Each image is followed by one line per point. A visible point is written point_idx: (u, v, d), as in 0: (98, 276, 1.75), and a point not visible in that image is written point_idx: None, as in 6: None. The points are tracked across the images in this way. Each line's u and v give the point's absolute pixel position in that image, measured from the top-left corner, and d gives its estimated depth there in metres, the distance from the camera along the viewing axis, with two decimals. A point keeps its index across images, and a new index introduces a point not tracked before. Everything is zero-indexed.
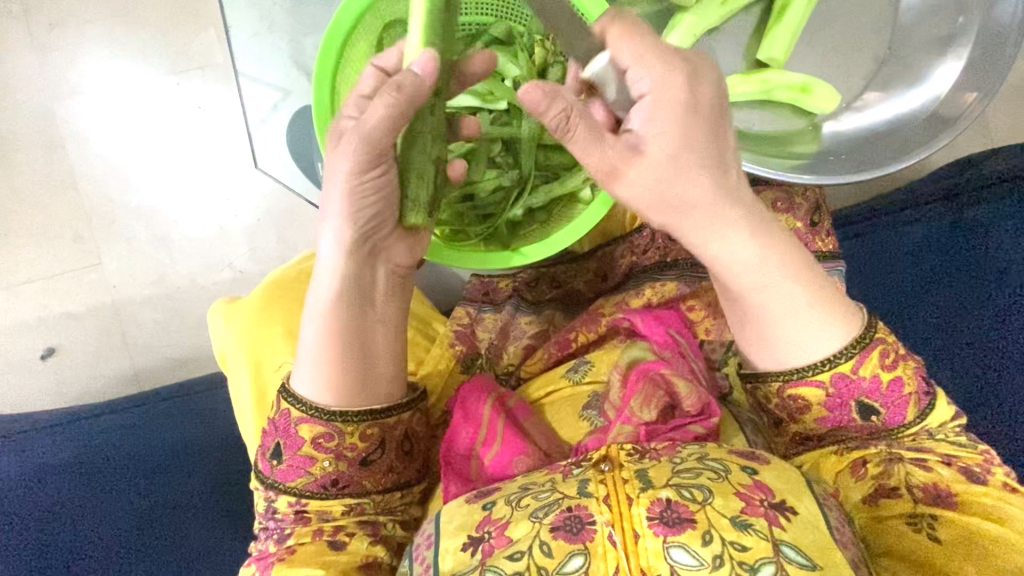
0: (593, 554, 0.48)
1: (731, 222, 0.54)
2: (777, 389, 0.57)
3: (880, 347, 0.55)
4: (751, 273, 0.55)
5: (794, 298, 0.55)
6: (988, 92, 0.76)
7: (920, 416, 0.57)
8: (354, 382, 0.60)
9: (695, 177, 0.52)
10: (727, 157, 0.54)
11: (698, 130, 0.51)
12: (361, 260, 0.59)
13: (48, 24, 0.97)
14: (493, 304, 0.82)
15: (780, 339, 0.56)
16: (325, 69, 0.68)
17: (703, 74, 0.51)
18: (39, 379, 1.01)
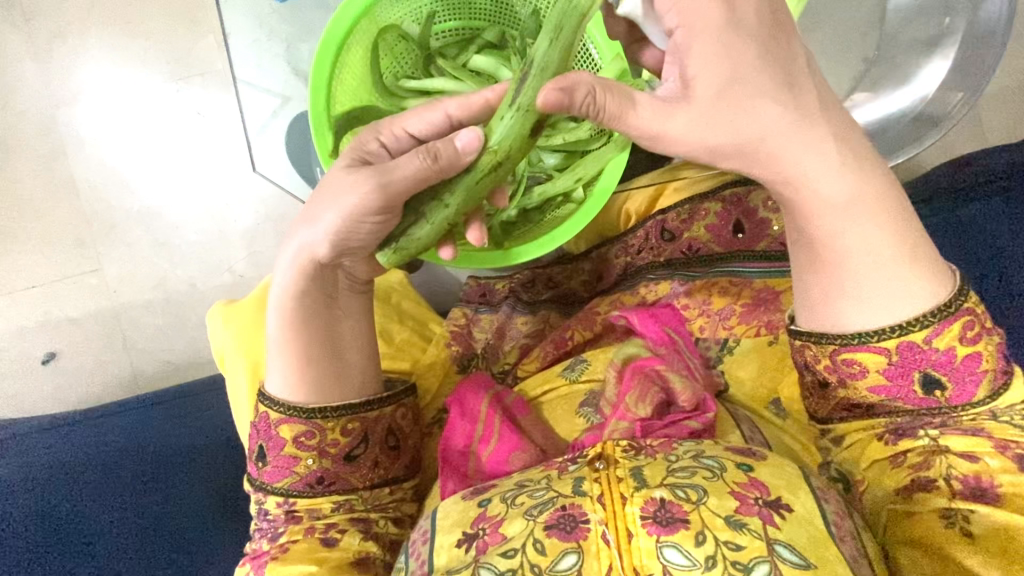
0: (586, 552, 0.49)
1: (806, 152, 0.51)
2: (834, 351, 0.53)
3: (966, 317, 0.50)
4: (837, 212, 0.52)
5: (877, 237, 0.51)
6: (973, 94, 0.78)
7: (990, 396, 0.52)
8: (319, 382, 0.61)
9: (756, 102, 0.50)
10: (799, 80, 0.51)
11: (750, 53, 0.49)
12: (322, 270, 0.60)
13: (50, 34, 0.99)
14: (490, 304, 0.84)
15: (856, 288, 0.52)
16: (321, 74, 0.69)
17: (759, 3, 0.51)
18: (40, 383, 1.02)
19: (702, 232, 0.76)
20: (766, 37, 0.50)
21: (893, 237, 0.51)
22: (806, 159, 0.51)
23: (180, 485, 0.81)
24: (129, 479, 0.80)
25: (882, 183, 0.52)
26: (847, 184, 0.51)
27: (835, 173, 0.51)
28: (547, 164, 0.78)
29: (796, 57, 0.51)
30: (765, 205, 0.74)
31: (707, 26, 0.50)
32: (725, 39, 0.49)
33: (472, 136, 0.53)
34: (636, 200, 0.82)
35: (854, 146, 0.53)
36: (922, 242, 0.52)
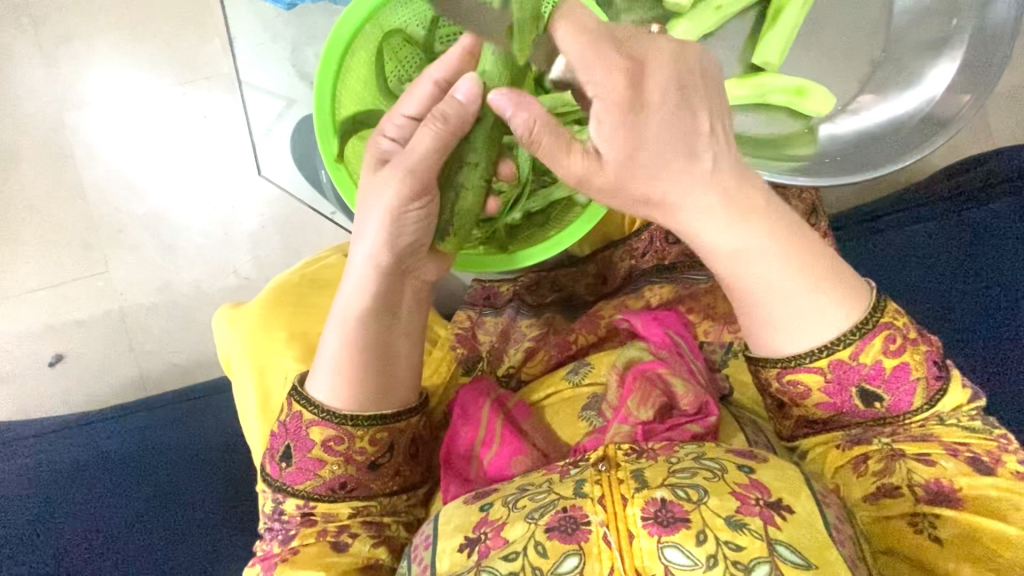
0: (587, 554, 0.49)
1: (706, 209, 0.52)
2: (777, 375, 0.55)
3: (885, 332, 0.52)
4: (737, 259, 0.53)
5: (786, 272, 0.53)
6: (982, 95, 0.77)
7: (928, 403, 0.54)
8: (371, 392, 0.61)
9: (659, 165, 0.50)
10: (699, 144, 0.50)
11: (649, 124, 0.49)
12: (392, 281, 0.60)
13: (59, 37, 1.00)
14: (494, 308, 0.81)
15: (777, 319, 0.53)
16: (326, 76, 0.70)
17: (661, 80, 0.49)
18: (48, 385, 1.03)
19: None
20: (673, 104, 0.49)
21: (802, 265, 0.53)
22: (708, 211, 0.52)
23: (180, 486, 0.82)
24: (130, 479, 0.81)
25: (787, 217, 0.54)
26: (746, 238, 0.52)
27: (735, 221, 0.52)
28: (553, 165, 0.76)
29: (701, 122, 0.50)
30: None
31: (614, 105, 0.48)
32: (630, 112, 0.48)
33: (472, 84, 0.53)
34: None
35: (755, 193, 0.53)
36: (833, 265, 0.54)
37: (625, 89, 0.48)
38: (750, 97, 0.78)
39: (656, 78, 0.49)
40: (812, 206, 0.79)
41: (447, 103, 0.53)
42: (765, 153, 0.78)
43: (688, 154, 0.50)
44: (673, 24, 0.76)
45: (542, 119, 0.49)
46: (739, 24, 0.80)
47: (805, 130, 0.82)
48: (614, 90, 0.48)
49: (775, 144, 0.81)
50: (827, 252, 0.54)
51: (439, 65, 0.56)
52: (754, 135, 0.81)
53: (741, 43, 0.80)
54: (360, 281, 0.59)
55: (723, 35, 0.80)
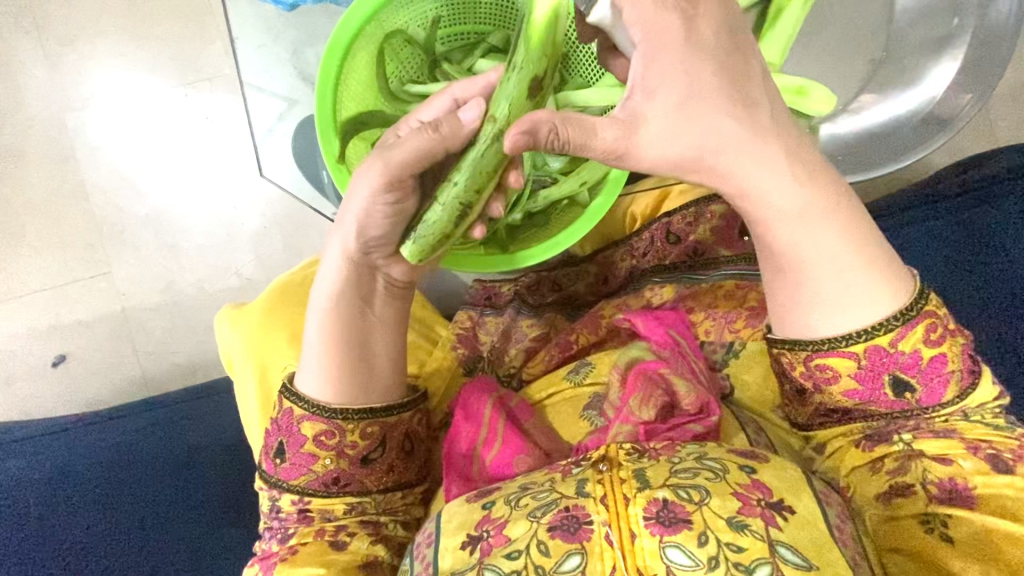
0: (590, 553, 0.49)
1: (758, 165, 0.53)
2: (808, 356, 0.55)
3: (927, 321, 0.53)
4: (787, 218, 0.54)
5: (837, 241, 0.54)
6: (983, 94, 0.77)
7: (959, 396, 0.54)
8: (354, 383, 0.62)
9: (715, 115, 0.52)
10: (754, 96, 0.53)
11: (706, 72, 0.51)
12: (360, 270, 0.62)
13: (61, 39, 1.00)
14: (496, 308, 0.82)
15: (826, 291, 0.54)
16: (328, 77, 0.69)
17: (713, 32, 0.52)
18: (50, 385, 1.03)
19: (708, 234, 0.76)
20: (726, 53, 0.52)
21: (852, 241, 0.54)
22: (764, 165, 0.54)
23: (181, 487, 0.82)
24: (131, 480, 0.81)
25: (838, 192, 0.56)
26: (794, 198, 0.54)
27: (788, 176, 0.54)
28: (552, 167, 0.77)
29: (751, 77, 0.53)
30: None
31: (671, 48, 0.51)
32: (688, 59, 0.51)
33: (476, 111, 0.57)
34: (641, 203, 0.83)
35: (807, 158, 0.55)
36: (879, 248, 0.55)
37: (680, 35, 0.51)
38: None
39: (710, 26, 0.52)
40: None
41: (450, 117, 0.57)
42: None
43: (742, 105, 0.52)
44: None
45: (558, 116, 0.48)
46: None
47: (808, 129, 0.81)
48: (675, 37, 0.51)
49: None
50: (875, 234, 0.55)
51: (460, 86, 0.62)
52: None
53: None
54: (334, 270, 0.62)
55: None
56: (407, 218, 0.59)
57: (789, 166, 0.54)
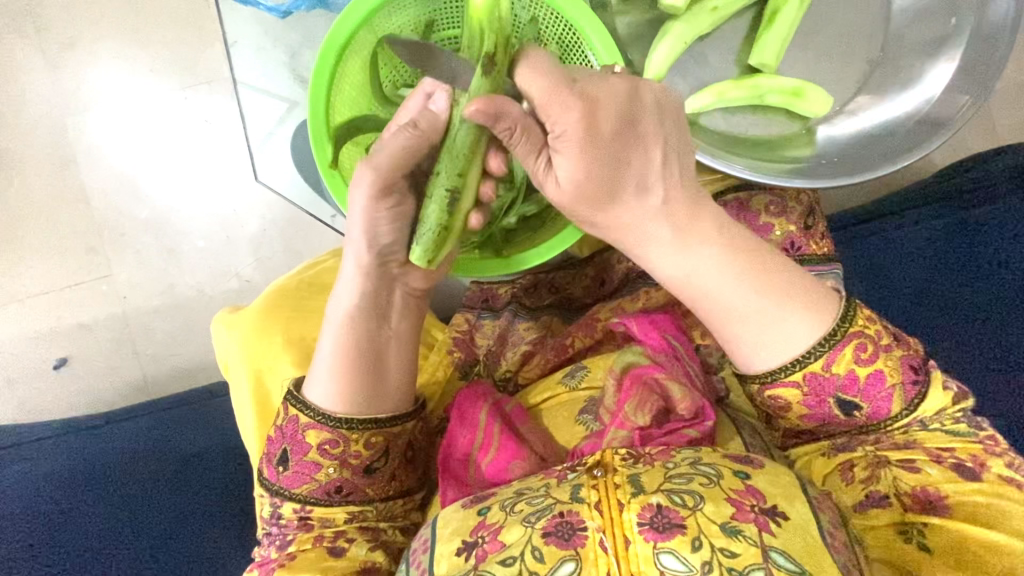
0: (583, 560, 0.49)
1: (658, 232, 0.57)
2: (756, 390, 0.59)
3: (856, 341, 0.56)
4: (692, 279, 0.58)
5: (745, 289, 0.57)
6: (981, 95, 0.77)
7: (908, 407, 0.58)
8: (363, 395, 0.62)
9: (608, 198, 0.55)
10: (649, 170, 0.55)
11: (604, 159, 0.53)
12: (380, 282, 0.62)
13: (61, 42, 1.00)
14: (493, 310, 0.83)
15: (744, 337, 0.58)
16: (321, 78, 0.69)
17: (608, 115, 0.52)
18: (53, 389, 1.04)
19: None
20: (625, 142, 0.53)
21: (762, 285, 0.57)
22: (659, 236, 0.57)
23: (182, 488, 0.83)
24: (132, 482, 0.82)
25: (742, 237, 0.58)
26: (696, 259, 0.57)
27: (682, 244, 0.57)
28: None
29: (647, 148, 0.54)
30: (766, 209, 0.75)
31: (570, 142, 0.52)
32: (584, 149, 0.52)
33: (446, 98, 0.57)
34: None
35: (701, 211, 0.57)
36: (793, 280, 0.57)
37: (579, 131, 0.51)
38: (746, 99, 0.77)
39: (608, 114, 0.52)
40: (810, 208, 0.76)
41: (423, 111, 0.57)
42: (761, 155, 0.77)
43: (639, 182, 0.55)
44: (667, 25, 0.75)
45: (522, 123, 0.52)
46: (737, 23, 0.80)
47: (804, 131, 0.81)
48: (570, 125, 0.51)
49: (771, 146, 0.80)
50: (783, 264, 0.58)
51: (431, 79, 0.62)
52: (748, 137, 0.80)
53: (737, 43, 0.80)
54: (351, 281, 0.62)
55: (719, 36, 0.80)
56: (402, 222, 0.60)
57: (682, 234, 0.57)
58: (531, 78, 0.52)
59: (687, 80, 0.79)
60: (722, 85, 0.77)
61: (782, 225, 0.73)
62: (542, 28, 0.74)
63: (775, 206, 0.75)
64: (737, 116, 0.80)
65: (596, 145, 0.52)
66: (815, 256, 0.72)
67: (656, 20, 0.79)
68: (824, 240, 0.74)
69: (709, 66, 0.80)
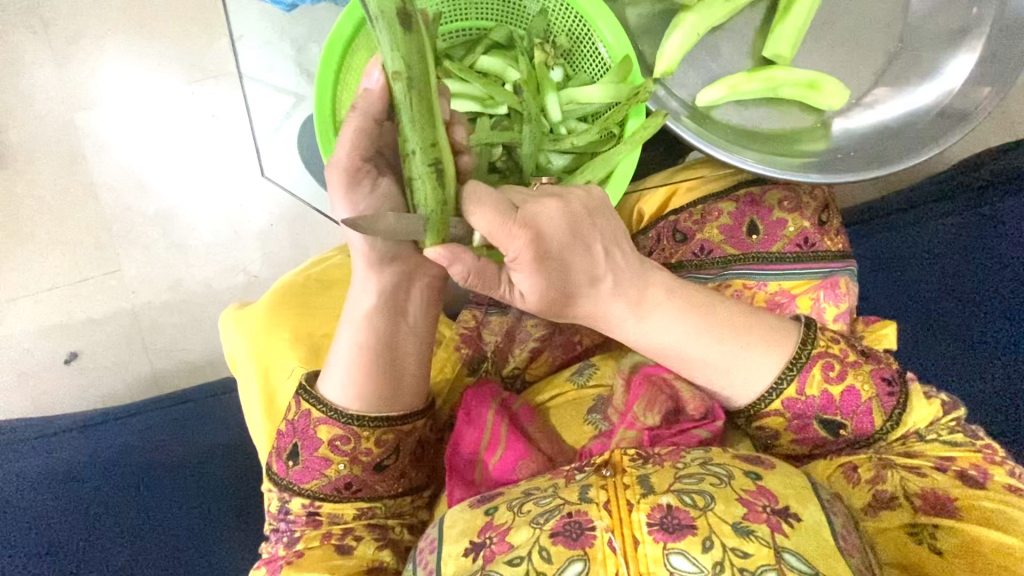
0: (592, 559, 0.48)
1: (615, 313, 0.58)
2: (746, 422, 0.61)
3: (820, 362, 0.58)
4: (654, 347, 0.59)
5: (705, 346, 0.58)
6: (1003, 87, 0.74)
7: (891, 420, 0.58)
8: (376, 396, 0.61)
9: (567, 297, 0.56)
10: (599, 262, 0.55)
11: (556, 268, 0.53)
12: (399, 279, 0.60)
13: (67, 36, 1.00)
14: (500, 305, 0.79)
15: (715, 384, 0.60)
16: (328, 72, 0.68)
17: (555, 228, 0.52)
18: (63, 383, 1.04)
19: (715, 234, 0.73)
20: (573, 242, 0.53)
21: (721, 333, 0.58)
22: (618, 317, 0.58)
23: (185, 485, 0.83)
24: (141, 477, 0.82)
25: (690, 291, 0.60)
26: (649, 331, 0.59)
27: (642, 319, 0.58)
28: (555, 166, 0.72)
29: (593, 246, 0.55)
30: (780, 205, 0.74)
31: (521, 263, 0.51)
32: (539, 262, 0.52)
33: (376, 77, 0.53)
34: (648, 199, 0.80)
35: (652, 282, 0.58)
36: (751, 321, 0.59)
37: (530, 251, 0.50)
38: (761, 91, 0.76)
39: (553, 228, 0.52)
40: (825, 203, 0.76)
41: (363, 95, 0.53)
42: (772, 148, 0.76)
43: (590, 275, 0.55)
44: (680, 15, 0.73)
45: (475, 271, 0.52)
46: (750, 15, 0.78)
47: (819, 125, 0.80)
48: (525, 256, 0.51)
49: (785, 140, 0.78)
50: (736, 309, 0.60)
51: None
52: (762, 131, 0.78)
53: (751, 34, 0.78)
54: (365, 280, 0.60)
55: (731, 28, 0.78)
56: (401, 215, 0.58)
57: (638, 306, 0.58)
58: (478, 217, 0.49)
59: (698, 73, 0.78)
60: (736, 77, 0.76)
61: (795, 220, 0.73)
62: (553, 21, 0.73)
63: (789, 202, 0.74)
64: (750, 108, 0.79)
65: (547, 259, 0.52)
66: (830, 253, 0.72)
67: (667, 10, 0.77)
68: (838, 236, 0.73)
69: (721, 59, 0.78)
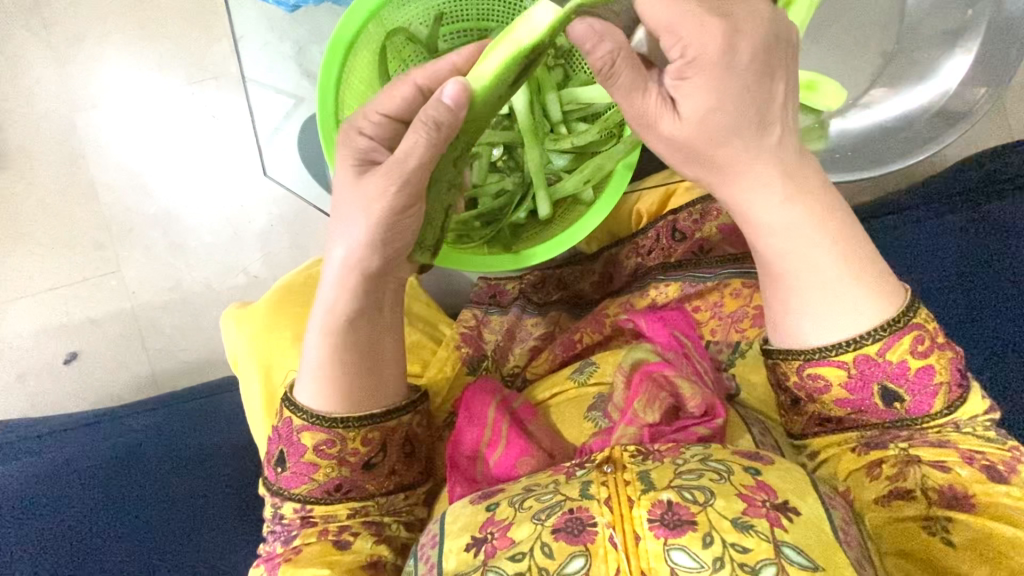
0: (593, 555, 0.48)
1: (757, 182, 0.53)
2: (797, 367, 0.56)
3: (915, 332, 0.53)
4: (778, 237, 0.54)
5: (827, 257, 0.54)
6: (998, 87, 0.75)
7: (948, 408, 0.55)
8: (356, 396, 0.61)
9: (728, 135, 0.51)
10: (772, 115, 0.51)
11: (734, 87, 0.49)
12: (375, 281, 0.59)
13: (68, 38, 1.00)
14: (500, 305, 0.82)
15: (809, 307, 0.54)
16: (330, 74, 0.68)
17: (751, 54, 0.48)
18: (62, 383, 1.04)
19: (713, 232, 0.76)
20: (755, 76, 0.49)
21: (845, 254, 0.54)
22: (759, 186, 0.53)
23: (183, 486, 0.83)
24: (139, 478, 0.82)
25: (834, 205, 0.55)
26: (787, 214, 0.53)
27: (795, 208, 0.53)
28: (556, 165, 0.75)
29: (774, 103, 0.51)
30: None
31: (705, 61, 0.47)
32: (720, 80, 0.48)
33: (459, 89, 0.49)
34: (647, 200, 0.83)
35: (806, 174, 0.54)
36: (872, 260, 0.55)
37: (716, 50, 0.47)
38: None
39: (751, 44, 0.48)
40: None
41: (434, 106, 0.49)
42: None
43: (759, 125, 0.51)
44: None
45: (625, 52, 0.47)
46: None
47: (817, 125, 0.79)
48: (709, 53, 0.47)
49: None
50: (868, 245, 0.55)
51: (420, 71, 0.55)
52: None
53: None
54: (336, 283, 0.60)
55: None
56: (396, 235, 0.57)
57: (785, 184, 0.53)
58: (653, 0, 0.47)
59: None
60: None
61: None
62: None
63: None
64: None
65: (730, 72, 0.48)
66: None
67: None
68: None
69: None
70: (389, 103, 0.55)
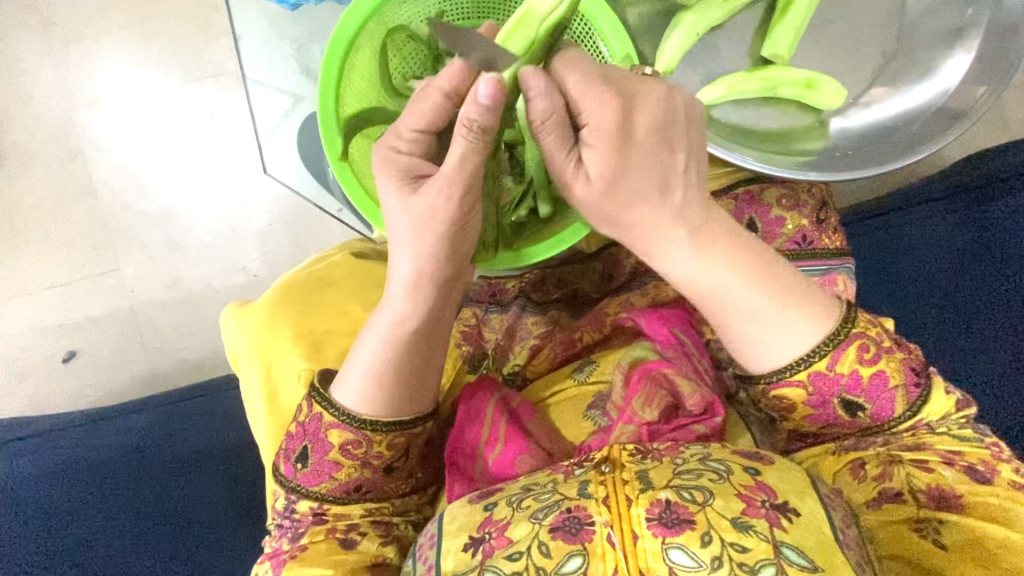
0: (592, 554, 0.48)
1: (668, 239, 0.54)
2: (762, 390, 0.58)
3: (859, 341, 0.56)
4: (700, 285, 0.56)
5: (752, 294, 0.56)
6: (997, 86, 0.76)
7: (911, 409, 0.57)
8: (399, 403, 0.61)
9: (632, 200, 0.52)
10: (673, 178, 0.53)
11: (633, 159, 0.51)
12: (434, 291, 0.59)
13: (68, 37, 1.00)
14: (500, 304, 0.80)
15: (753, 337, 0.57)
16: (330, 69, 0.68)
17: (646, 126, 0.50)
18: (60, 382, 1.04)
19: None
20: (657, 146, 0.51)
21: (769, 288, 0.56)
22: (673, 241, 0.55)
23: (185, 486, 0.82)
24: (139, 477, 0.82)
25: (747, 244, 0.57)
26: (697, 266, 0.55)
27: (709, 259, 0.55)
28: None
29: (675, 169, 0.52)
30: (778, 203, 0.74)
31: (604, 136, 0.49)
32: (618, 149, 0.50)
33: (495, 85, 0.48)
34: None
35: (713, 228, 0.56)
36: (801, 284, 0.57)
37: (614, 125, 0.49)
38: (758, 91, 0.76)
39: (646, 116, 0.50)
40: (823, 201, 0.76)
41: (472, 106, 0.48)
42: (770, 146, 0.77)
43: (662, 188, 0.52)
44: (680, 15, 0.74)
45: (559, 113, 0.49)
46: (748, 16, 0.79)
47: (816, 123, 0.80)
48: (608, 125, 0.49)
49: (783, 139, 0.79)
50: (792, 272, 0.58)
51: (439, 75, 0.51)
52: (759, 130, 0.79)
53: (749, 35, 0.79)
54: (401, 292, 0.59)
55: (728, 29, 0.79)
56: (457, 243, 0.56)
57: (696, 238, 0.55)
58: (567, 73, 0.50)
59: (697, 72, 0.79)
60: (733, 77, 0.76)
61: (794, 220, 0.73)
62: None
63: (788, 200, 0.74)
64: (749, 107, 0.79)
65: (629, 144, 0.50)
66: (828, 250, 0.73)
67: (667, 11, 0.78)
68: (836, 234, 0.74)
69: (721, 61, 0.79)
70: (418, 119, 0.53)
